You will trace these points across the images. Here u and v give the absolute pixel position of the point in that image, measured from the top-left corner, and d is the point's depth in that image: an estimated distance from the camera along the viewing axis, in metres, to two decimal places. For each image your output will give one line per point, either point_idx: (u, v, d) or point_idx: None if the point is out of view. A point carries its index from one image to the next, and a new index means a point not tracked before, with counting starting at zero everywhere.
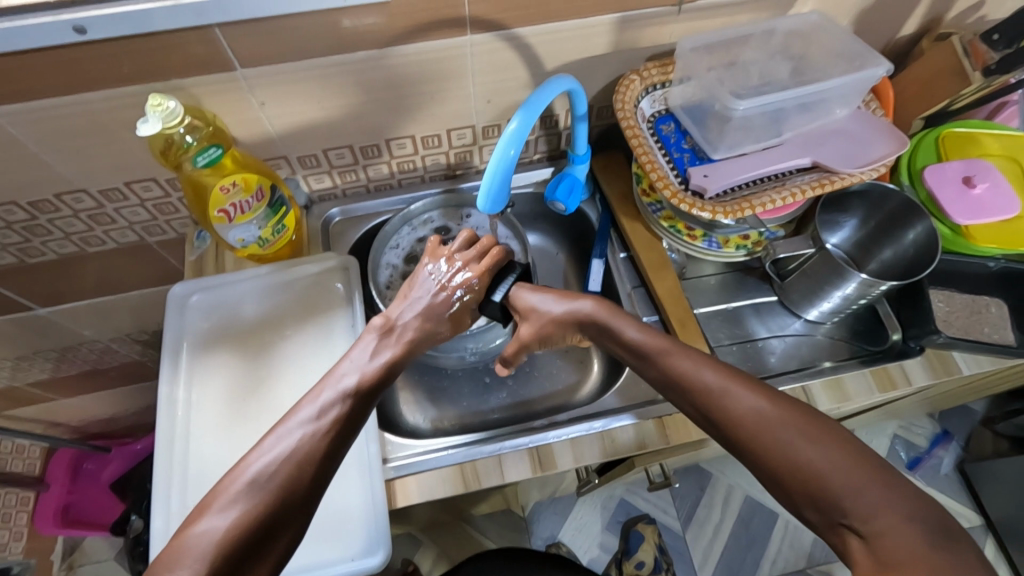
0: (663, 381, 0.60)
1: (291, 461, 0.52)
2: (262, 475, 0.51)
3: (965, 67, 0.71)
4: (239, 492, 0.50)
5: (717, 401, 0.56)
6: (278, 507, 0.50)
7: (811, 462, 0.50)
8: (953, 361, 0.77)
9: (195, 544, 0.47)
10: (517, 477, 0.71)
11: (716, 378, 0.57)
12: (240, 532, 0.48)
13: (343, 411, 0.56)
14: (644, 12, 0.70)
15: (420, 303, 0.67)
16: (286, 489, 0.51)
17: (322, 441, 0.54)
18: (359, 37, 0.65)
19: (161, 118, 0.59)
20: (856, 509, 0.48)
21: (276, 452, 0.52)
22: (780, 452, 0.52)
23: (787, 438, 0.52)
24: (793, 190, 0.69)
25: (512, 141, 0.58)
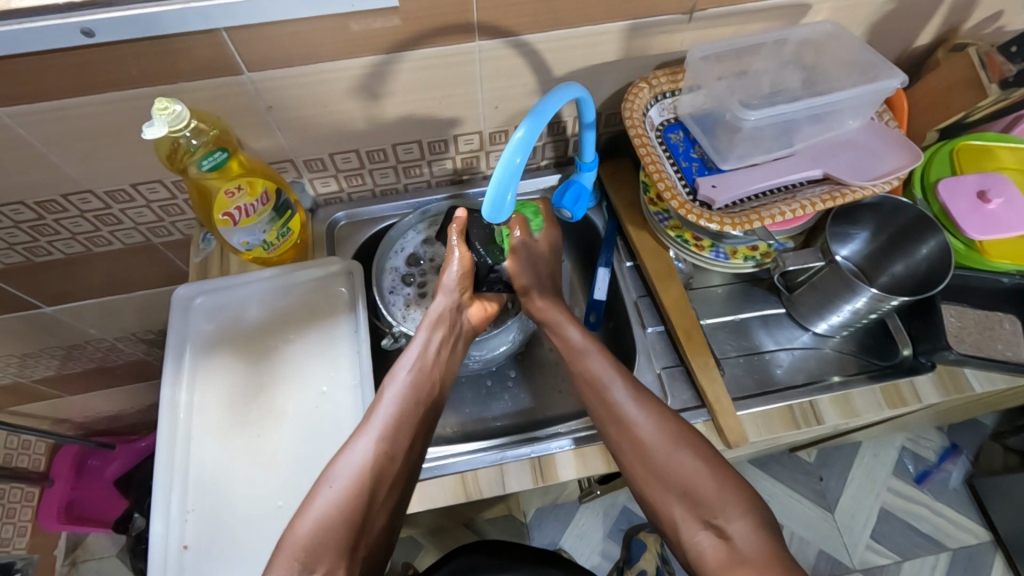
0: (582, 377, 0.69)
1: (373, 463, 0.59)
2: (349, 479, 0.58)
3: (982, 79, 0.70)
4: (338, 481, 0.58)
5: (619, 403, 0.66)
6: (369, 494, 0.58)
7: (679, 475, 0.61)
8: (964, 378, 0.75)
9: (304, 531, 0.56)
10: (518, 488, 0.71)
11: (622, 385, 0.67)
12: (341, 519, 0.56)
13: (405, 411, 0.63)
14: (655, 20, 0.70)
15: (449, 280, 0.71)
16: (374, 476, 0.59)
17: (393, 440, 0.61)
18: (367, 42, 0.65)
19: (167, 122, 0.58)
20: (718, 510, 0.59)
21: (362, 445, 0.60)
22: (659, 459, 0.63)
23: (663, 446, 0.63)
24: (803, 203, 0.68)
25: (518, 150, 0.57)
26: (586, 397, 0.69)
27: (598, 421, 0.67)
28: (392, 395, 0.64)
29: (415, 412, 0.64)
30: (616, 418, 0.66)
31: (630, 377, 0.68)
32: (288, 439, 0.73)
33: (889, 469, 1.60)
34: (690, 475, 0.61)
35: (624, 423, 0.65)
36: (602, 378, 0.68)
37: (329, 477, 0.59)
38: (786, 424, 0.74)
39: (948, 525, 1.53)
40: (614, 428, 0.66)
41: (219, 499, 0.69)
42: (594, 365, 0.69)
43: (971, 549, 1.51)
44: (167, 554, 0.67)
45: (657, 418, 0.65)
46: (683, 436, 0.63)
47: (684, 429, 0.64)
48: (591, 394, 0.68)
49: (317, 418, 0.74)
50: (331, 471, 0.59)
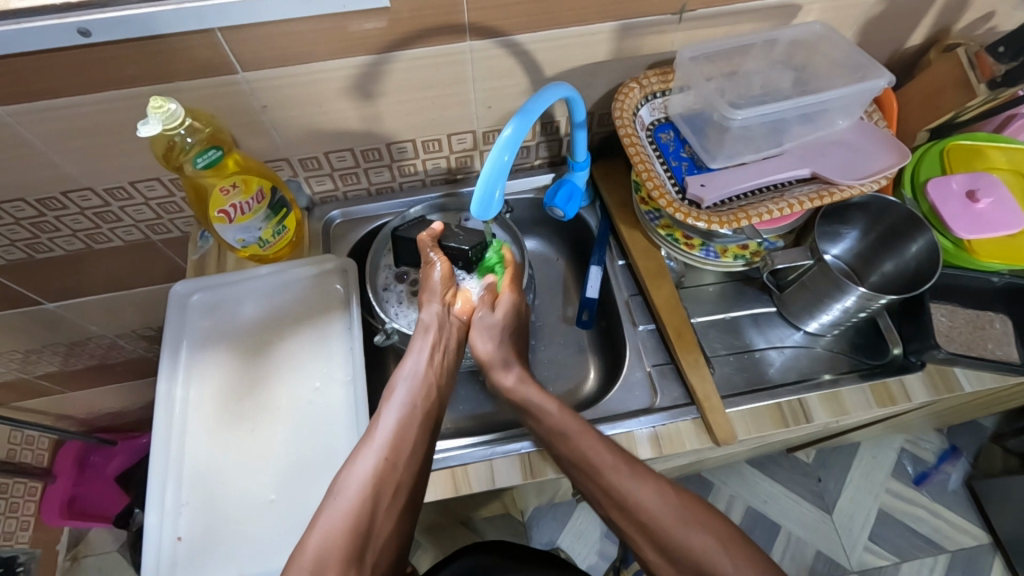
0: (570, 458, 0.64)
1: (378, 472, 0.60)
2: (354, 488, 0.59)
3: (970, 79, 0.70)
4: (343, 491, 0.59)
5: (612, 484, 0.61)
6: (375, 506, 0.58)
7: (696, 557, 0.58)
8: (953, 377, 0.75)
9: (312, 550, 0.55)
10: (507, 483, 0.71)
11: (616, 468, 0.62)
12: (350, 532, 0.56)
13: (407, 420, 0.64)
14: (645, 20, 0.70)
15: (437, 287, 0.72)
16: (379, 487, 0.59)
17: (396, 450, 0.62)
18: (359, 43, 0.66)
19: (162, 120, 0.59)
20: None
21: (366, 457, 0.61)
22: (681, 546, 0.58)
23: (672, 522, 0.59)
24: (791, 201, 0.68)
25: (506, 147, 0.58)
26: (579, 480, 0.64)
27: (592, 501, 0.63)
28: (393, 407, 0.65)
29: (418, 423, 0.64)
30: (626, 505, 0.61)
31: (622, 459, 0.63)
32: (281, 434, 0.73)
33: (887, 470, 1.60)
34: (706, 551, 0.58)
35: (621, 504, 0.61)
36: (592, 460, 0.63)
37: (337, 489, 0.59)
38: (775, 422, 0.74)
39: (947, 527, 1.53)
40: (619, 514, 0.61)
41: (213, 493, 0.70)
42: (594, 445, 0.63)
43: (970, 552, 1.50)
44: (161, 545, 0.68)
45: (658, 491, 0.61)
46: (692, 509, 0.60)
47: (691, 501, 0.61)
48: (585, 476, 0.63)
49: (310, 413, 0.75)
50: (338, 485, 0.60)
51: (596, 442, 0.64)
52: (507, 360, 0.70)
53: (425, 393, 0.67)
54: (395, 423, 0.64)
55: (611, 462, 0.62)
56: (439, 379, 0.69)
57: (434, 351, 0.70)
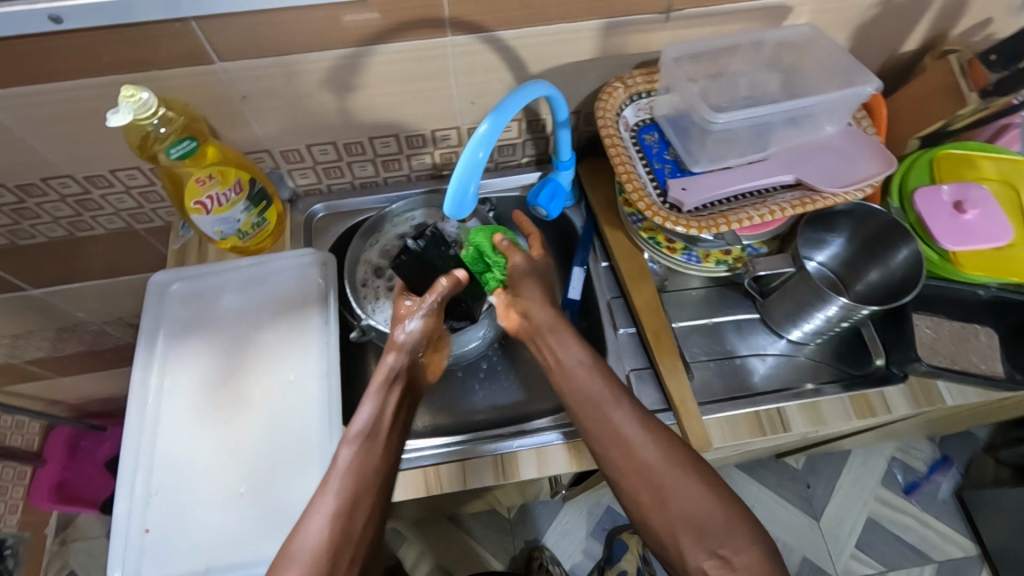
0: (573, 395, 0.63)
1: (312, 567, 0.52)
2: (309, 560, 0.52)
3: (961, 87, 0.69)
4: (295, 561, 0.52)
5: (613, 424, 0.61)
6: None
7: (685, 509, 0.58)
8: (936, 391, 0.75)
9: None
10: (479, 484, 0.71)
11: (620, 408, 0.61)
12: None
13: (346, 500, 0.56)
14: (630, 18, 0.69)
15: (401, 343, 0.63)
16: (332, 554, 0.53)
17: (335, 537, 0.54)
18: (338, 35, 0.65)
19: (133, 109, 0.58)
20: (730, 552, 0.56)
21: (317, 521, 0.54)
22: (669, 499, 0.58)
23: (671, 470, 0.59)
24: (772, 207, 0.67)
25: (481, 143, 0.57)
26: (575, 414, 0.63)
27: (590, 437, 0.62)
28: (334, 478, 0.57)
29: (357, 501, 0.56)
30: (621, 449, 0.60)
31: (615, 393, 0.62)
32: (254, 428, 0.73)
33: (877, 478, 1.59)
34: (700, 505, 0.57)
35: (619, 451, 0.60)
36: (595, 395, 0.62)
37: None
38: (752, 430, 0.73)
39: (935, 537, 1.52)
40: (615, 452, 0.60)
41: (183, 484, 0.70)
42: (604, 387, 0.62)
43: (957, 562, 1.50)
44: (129, 535, 0.67)
45: (655, 438, 0.60)
46: (690, 461, 0.59)
47: (687, 455, 0.60)
48: (587, 416, 0.62)
49: (284, 406, 0.74)
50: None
51: (599, 379, 0.62)
52: (555, 321, 0.65)
53: (369, 464, 0.58)
54: (335, 502, 0.55)
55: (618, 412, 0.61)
56: (388, 442, 0.60)
57: (382, 407, 0.61)
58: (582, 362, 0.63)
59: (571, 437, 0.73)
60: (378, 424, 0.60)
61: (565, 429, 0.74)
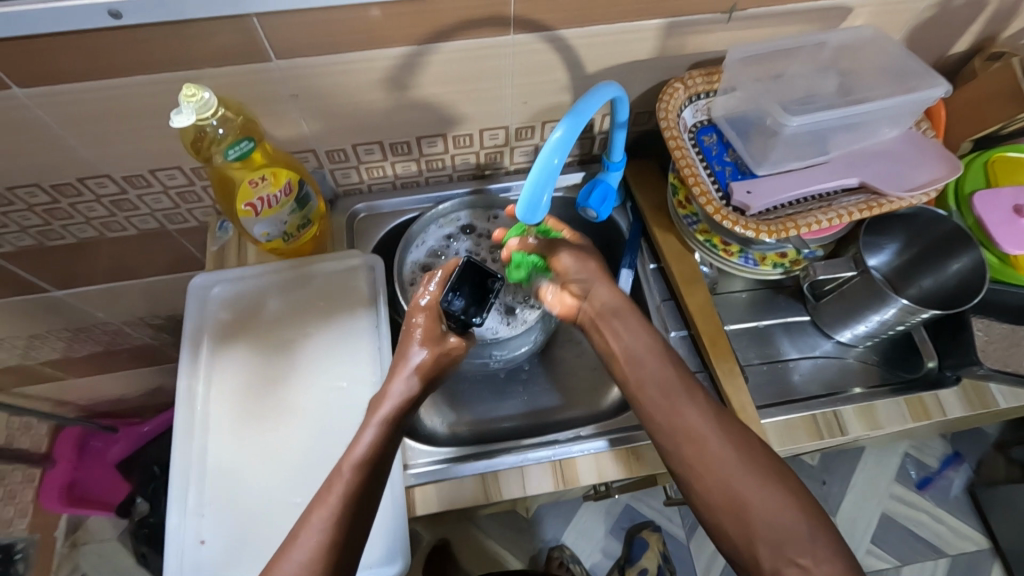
0: (642, 384, 0.60)
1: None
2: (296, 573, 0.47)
3: (1023, 91, 0.68)
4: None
5: (683, 418, 0.57)
6: None
7: (759, 510, 0.52)
8: (989, 394, 0.75)
9: None
10: (539, 491, 0.70)
11: (690, 400, 0.58)
12: None
13: (334, 536, 0.50)
14: (693, 18, 0.68)
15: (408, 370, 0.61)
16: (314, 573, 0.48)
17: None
18: (398, 33, 0.63)
19: (195, 109, 0.56)
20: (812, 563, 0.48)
21: (310, 537, 0.49)
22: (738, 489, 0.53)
23: (744, 468, 0.54)
24: (840, 211, 0.66)
25: (556, 149, 0.55)
26: (641, 405, 0.60)
27: (656, 429, 0.59)
28: (325, 509, 0.51)
29: (348, 538, 0.50)
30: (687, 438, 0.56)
31: (685, 381, 0.59)
32: (305, 437, 0.71)
33: (891, 475, 1.60)
34: (778, 510, 0.51)
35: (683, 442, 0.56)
36: (664, 381, 0.59)
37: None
38: (810, 434, 0.73)
39: (947, 532, 1.54)
40: (683, 440, 0.57)
41: (235, 495, 0.68)
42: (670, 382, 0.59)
43: (970, 558, 1.52)
44: (184, 548, 0.66)
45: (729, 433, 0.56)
46: (770, 465, 0.54)
47: (767, 457, 0.55)
48: (654, 407, 0.59)
49: (335, 414, 0.72)
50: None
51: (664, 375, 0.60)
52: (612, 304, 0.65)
53: (362, 500, 0.52)
54: (320, 536, 0.49)
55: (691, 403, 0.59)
56: (381, 480, 0.55)
57: (380, 442, 0.57)
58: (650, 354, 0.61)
59: (615, 445, 0.72)
60: (377, 460, 0.55)
61: (611, 436, 0.73)
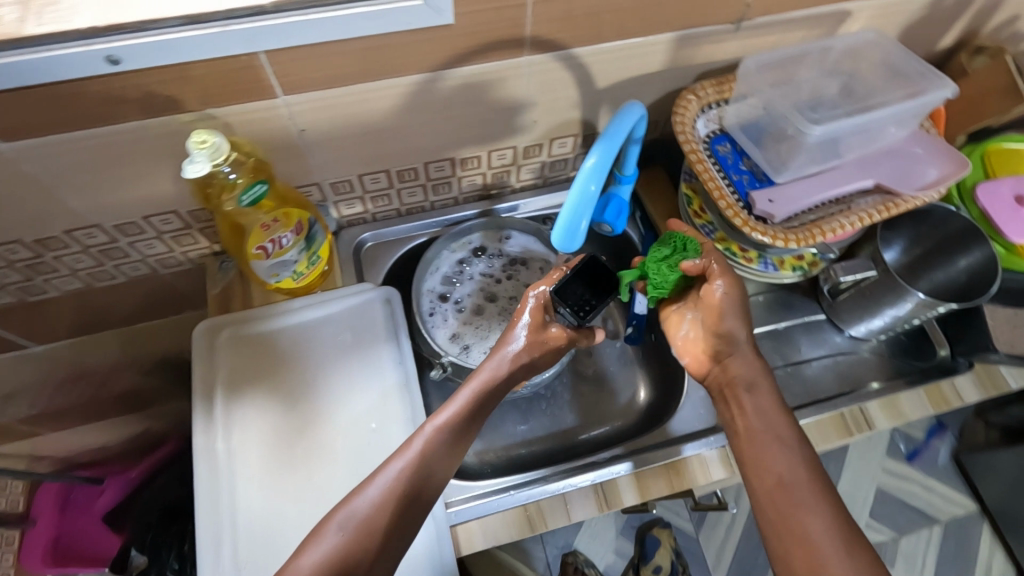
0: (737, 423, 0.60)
1: (336, 553, 0.50)
2: (361, 519, 0.52)
3: (1018, 85, 0.71)
4: (334, 528, 0.52)
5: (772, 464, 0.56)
6: (361, 548, 0.51)
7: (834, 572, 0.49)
8: (1001, 375, 0.78)
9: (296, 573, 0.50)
10: (584, 516, 0.69)
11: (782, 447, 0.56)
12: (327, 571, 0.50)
13: (391, 500, 0.53)
14: (704, 30, 0.68)
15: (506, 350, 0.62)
16: (368, 529, 0.52)
17: (366, 540, 0.51)
18: (412, 62, 0.61)
19: (208, 156, 0.53)
20: None
21: (368, 495, 0.53)
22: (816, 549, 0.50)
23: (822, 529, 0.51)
24: (861, 214, 0.67)
25: (591, 176, 0.55)
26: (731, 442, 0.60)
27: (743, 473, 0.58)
28: (398, 464, 0.55)
29: (405, 500, 0.54)
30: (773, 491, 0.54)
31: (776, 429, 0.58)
32: (339, 484, 0.68)
33: (883, 450, 1.67)
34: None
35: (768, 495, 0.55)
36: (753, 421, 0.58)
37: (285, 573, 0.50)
38: (839, 432, 0.74)
39: (938, 499, 1.61)
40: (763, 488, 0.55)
41: (273, 552, 0.64)
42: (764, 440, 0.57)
43: (960, 520, 1.60)
44: None
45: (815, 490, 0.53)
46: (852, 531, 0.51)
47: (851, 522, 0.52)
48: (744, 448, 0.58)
49: (368, 457, 0.69)
50: (298, 556, 0.51)
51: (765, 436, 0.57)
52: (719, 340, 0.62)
53: (427, 464, 0.56)
54: (380, 497, 0.53)
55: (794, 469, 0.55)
56: (450, 455, 0.58)
57: (464, 412, 0.59)
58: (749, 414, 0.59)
59: (643, 465, 0.71)
60: (455, 429, 0.58)
61: (636, 457, 0.72)
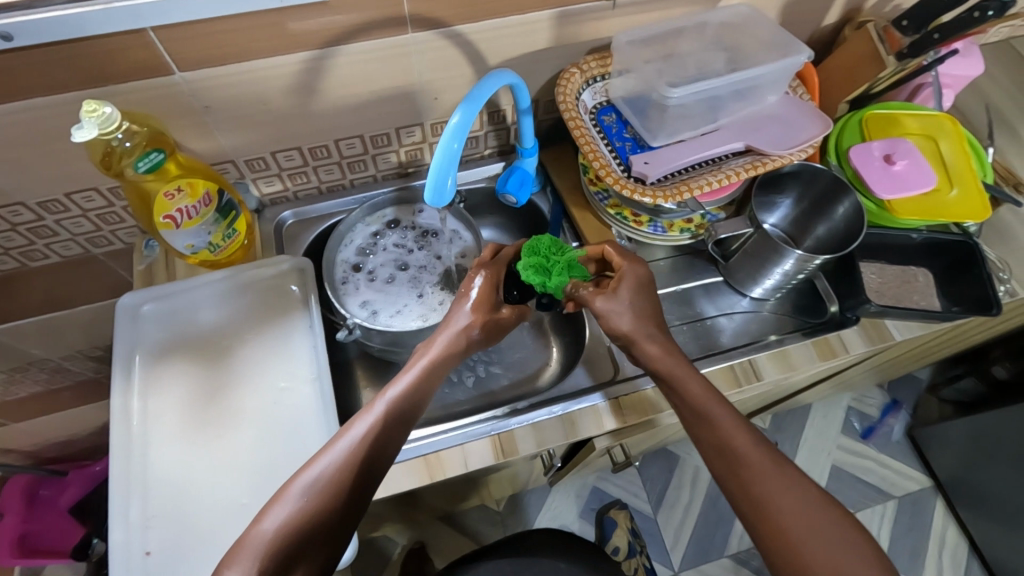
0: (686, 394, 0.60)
1: (301, 516, 0.50)
2: (320, 488, 0.51)
3: (880, 52, 0.76)
4: (293, 498, 0.51)
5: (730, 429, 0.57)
6: (321, 515, 0.50)
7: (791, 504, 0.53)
8: (885, 328, 0.82)
9: (251, 546, 0.49)
10: (480, 465, 0.73)
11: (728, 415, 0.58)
12: (283, 540, 0.49)
13: (354, 463, 0.53)
14: (581, 7, 0.72)
15: (457, 322, 0.64)
16: (329, 497, 0.51)
17: (331, 503, 0.51)
18: (300, 39, 0.66)
19: (98, 124, 0.58)
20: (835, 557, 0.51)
21: (322, 463, 0.53)
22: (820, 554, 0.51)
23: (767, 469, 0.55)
24: (729, 172, 0.73)
25: (455, 135, 0.60)
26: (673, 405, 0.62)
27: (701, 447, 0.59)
28: (359, 428, 0.55)
29: (365, 465, 0.53)
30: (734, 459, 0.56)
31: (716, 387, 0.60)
32: (248, 441, 0.71)
33: (837, 427, 1.64)
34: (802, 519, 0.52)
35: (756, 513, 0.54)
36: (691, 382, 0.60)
37: (247, 540, 0.49)
38: (729, 383, 0.78)
39: (892, 475, 1.58)
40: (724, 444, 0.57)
41: (182, 504, 0.68)
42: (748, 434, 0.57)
43: (915, 495, 1.57)
44: (131, 562, 0.65)
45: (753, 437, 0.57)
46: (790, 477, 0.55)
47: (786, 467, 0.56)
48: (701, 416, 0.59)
49: (276, 415, 0.73)
50: (259, 519, 0.50)
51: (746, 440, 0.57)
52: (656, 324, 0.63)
53: (389, 427, 0.56)
54: (341, 461, 0.53)
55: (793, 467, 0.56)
56: (410, 421, 0.58)
57: (421, 375, 0.60)
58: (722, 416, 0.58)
59: (558, 411, 0.76)
60: (414, 394, 0.58)
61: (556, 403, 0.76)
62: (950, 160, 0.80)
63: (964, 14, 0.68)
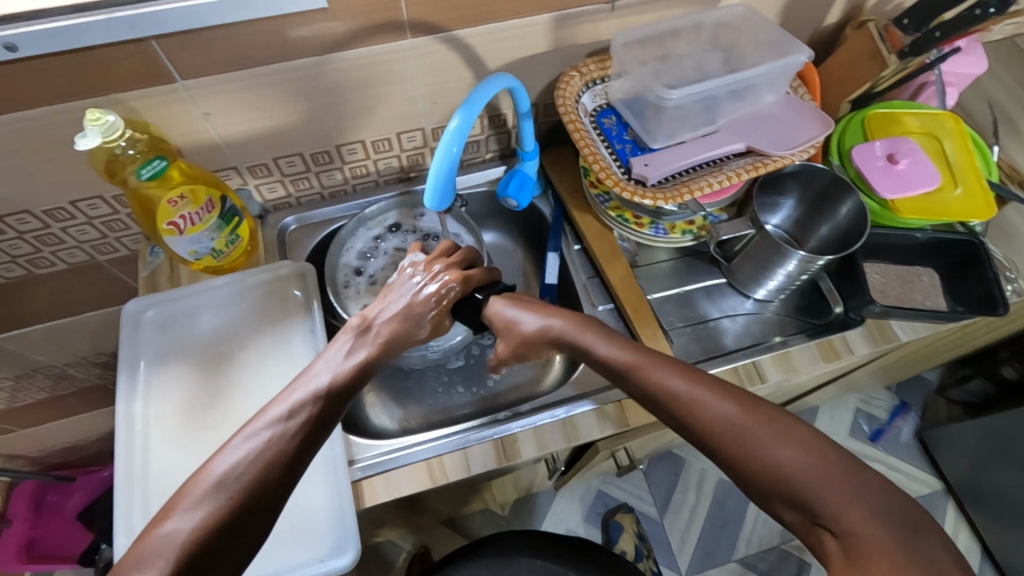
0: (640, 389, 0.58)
1: (214, 515, 0.47)
2: (231, 480, 0.48)
3: (881, 50, 0.76)
4: (202, 494, 0.47)
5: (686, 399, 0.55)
6: (237, 508, 0.47)
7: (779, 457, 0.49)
8: (891, 329, 0.80)
9: (156, 547, 0.45)
10: (483, 469, 0.73)
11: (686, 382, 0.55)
12: (198, 538, 0.45)
13: (273, 458, 0.50)
14: (579, 10, 0.73)
15: (394, 308, 0.67)
16: (247, 487, 0.48)
17: (250, 500, 0.48)
18: (299, 46, 0.66)
19: (101, 132, 0.60)
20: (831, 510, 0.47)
21: (239, 453, 0.50)
22: (846, 519, 0.46)
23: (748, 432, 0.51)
24: (729, 173, 0.74)
25: (454, 138, 0.60)
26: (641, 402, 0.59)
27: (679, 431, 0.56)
28: (273, 425, 0.53)
29: (285, 459, 0.51)
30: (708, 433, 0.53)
31: None
32: None
33: (845, 430, 1.61)
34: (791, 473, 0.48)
35: (774, 482, 0.49)
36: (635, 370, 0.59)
37: (147, 546, 0.45)
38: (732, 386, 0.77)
39: (903, 478, 1.55)
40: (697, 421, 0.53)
41: None
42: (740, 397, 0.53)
43: (926, 499, 1.53)
44: None
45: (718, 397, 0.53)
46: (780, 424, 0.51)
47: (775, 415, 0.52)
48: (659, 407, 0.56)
49: None
50: (163, 522, 0.47)
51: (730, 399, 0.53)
52: None
53: (314, 420, 0.54)
54: (258, 457, 0.50)
55: (805, 429, 0.51)
56: (333, 418, 0.56)
57: (347, 373, 0.59)
58: (709, 394, 0.54)
59: (558, 415, 0.75)
60: (339, 389, 0.57)
61: (557, 407, 0.76)
62: (954, 158, 0.80)
63: (964, 12, 0.68)
